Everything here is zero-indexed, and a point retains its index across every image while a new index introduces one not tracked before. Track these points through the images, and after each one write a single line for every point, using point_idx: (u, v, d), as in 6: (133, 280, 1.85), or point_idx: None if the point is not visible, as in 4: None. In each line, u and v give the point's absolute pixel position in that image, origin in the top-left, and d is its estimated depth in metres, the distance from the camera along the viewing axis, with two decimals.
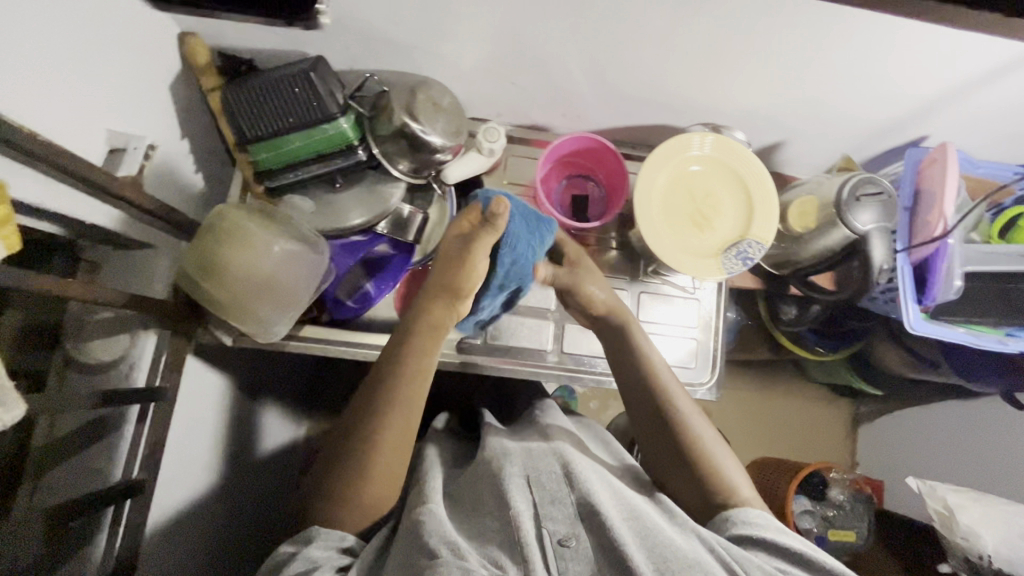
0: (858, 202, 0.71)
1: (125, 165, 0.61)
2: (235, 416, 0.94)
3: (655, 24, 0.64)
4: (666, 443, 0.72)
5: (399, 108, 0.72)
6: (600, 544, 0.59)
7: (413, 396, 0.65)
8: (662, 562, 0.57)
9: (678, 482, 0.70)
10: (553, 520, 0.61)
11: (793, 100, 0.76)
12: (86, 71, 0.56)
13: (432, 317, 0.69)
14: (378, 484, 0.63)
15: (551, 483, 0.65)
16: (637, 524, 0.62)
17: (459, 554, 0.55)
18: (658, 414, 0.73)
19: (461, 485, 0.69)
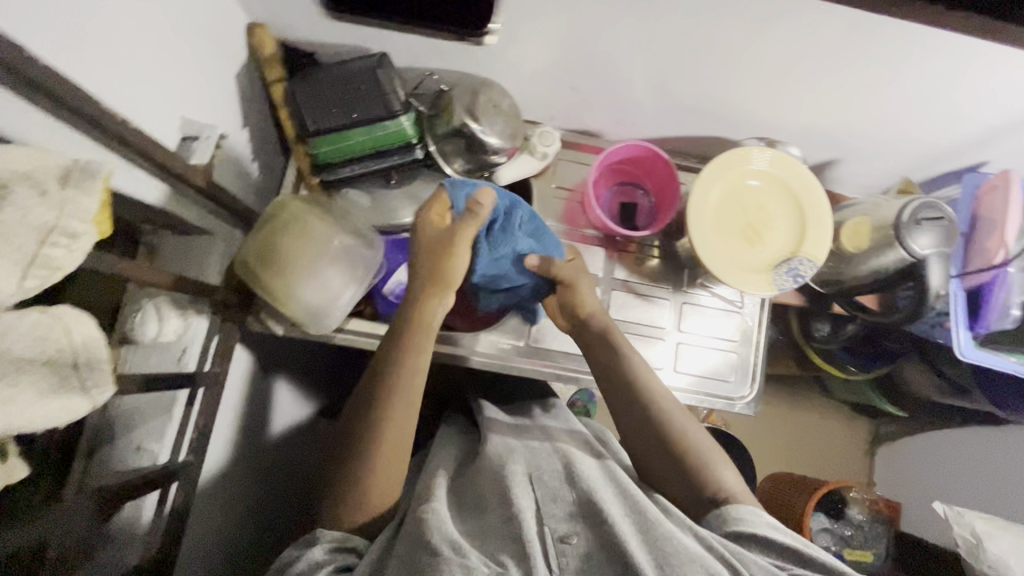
0: (918, 225, 0.71)
1: (198, 153, 0.61)
2: (269, 403, 0.96)
3: (729, 36, 0.64)
4: (656, 442, 0.69)
5: (460, 108, 0.73)
6: (600, 539, 0.59)
7: (408, 402, 0.65)
8: (662, 557, 0.56)
9: (665, 477, 0.68)
10: (555, 518, 0.62)
11: (853, 119, 0.76)
12: (166, 58, 0.57)
13: (421, 318, 0.68)
14: (386, 482, 0.63)
15: (553, 482, 0.66)
16: (637, 518, 0.61)
17: (460, 552, 0.55)
18: (645, 417, 0.71)
19: (462, 483, 0.69)
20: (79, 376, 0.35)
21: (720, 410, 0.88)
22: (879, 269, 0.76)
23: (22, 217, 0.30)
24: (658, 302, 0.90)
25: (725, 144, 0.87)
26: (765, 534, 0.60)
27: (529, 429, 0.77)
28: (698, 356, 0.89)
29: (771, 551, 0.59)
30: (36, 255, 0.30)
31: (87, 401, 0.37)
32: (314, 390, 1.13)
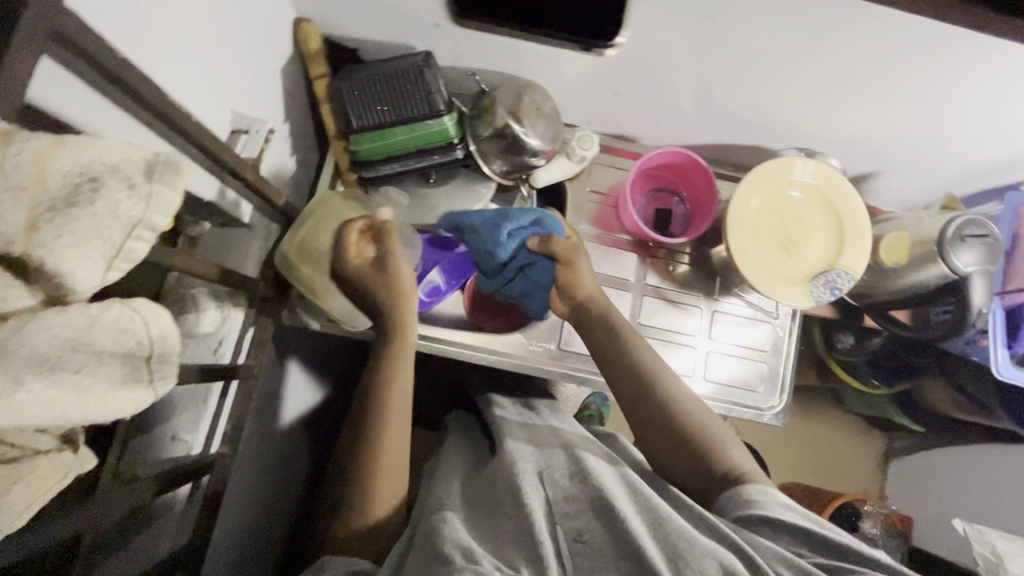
0: (963, 242, 0.71)
1: (246, 146, 0.62)
2: (293, 396, 0.96)
3: (782, 46, 0.63)
4: (661, 424, 0.70)
5: (503, 109, 0.73)
6: (613, 537, 0.56)
7: (405, 406, 0.68)
8: (674, 550, 0.54)
9: (671, 453, 0.69)
10: (568, 518, 0.60)
11: (896, 133, 0.75)
12: (221, 52, 0.57)
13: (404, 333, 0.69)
14: (392, 486, 0.65)
15: (563, 481, 0.65)
16: (648, 514, 0.59)
17: (472, 561, 0.53)
18: (644, 402, 0.70)
19: (475, 489, 0.68)
20: (148, 368, 0.35)
21: (747, 419, 0.88)
22: (918, 284, 0.76)
23: (112, 210, 0.30)
24: (688, 308, 0.89)
25: (763, 153, 0.86)
26: (776, 516, 0.59)
27: (538, 429, 0.78)
28: (727, 365, 0.89)
29: (786, 535, 0.57)
30: (122, 248, 0.30)
31: (152, 393, 0.36)
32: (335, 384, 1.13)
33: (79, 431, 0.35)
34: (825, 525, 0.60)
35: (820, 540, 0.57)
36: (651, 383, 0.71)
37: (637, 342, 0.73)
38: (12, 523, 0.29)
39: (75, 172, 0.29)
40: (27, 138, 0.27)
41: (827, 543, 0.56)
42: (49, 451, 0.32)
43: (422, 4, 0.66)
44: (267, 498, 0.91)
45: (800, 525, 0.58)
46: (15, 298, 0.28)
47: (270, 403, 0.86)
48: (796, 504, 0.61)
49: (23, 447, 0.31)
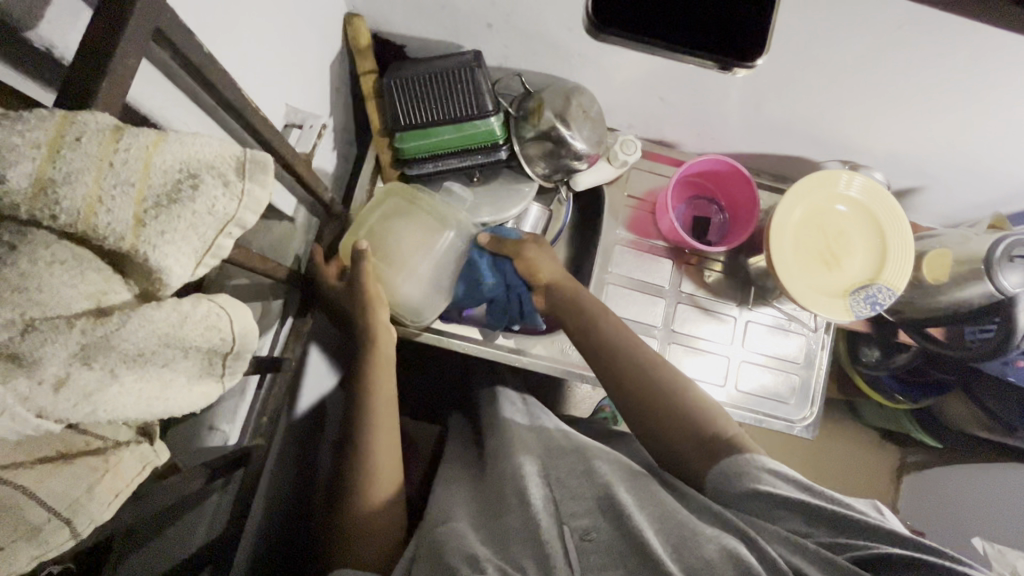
0: (1011, 262, 0.70)
1: (301, 142, 0.61)
2: (316, 386, 0.95)
3: (840, 58, 0.62)
4: (646, 415, 0.67)
5: (551, 112, 0.73)
6: (621, 533, 0.55)
7: (389, 399, 0.70)
8: (681, 543, 0.53)
9: (669, 434, 0.65)
10: (575, 516, 0.59)
11: (944, 150, 0.74)
12: (278, 47, 0.57)
13: (375, 338, 0.72)
14: (389, 481, 0.66)
15: (574, 481, 0.63)
16: (656, 509, 0.58)
17: (479, 568, 0.53)
18: (629, 382, 0.68)
19: (486, 498, 0.67)
20: (223, 363, 0.35)
21: (778, 431, 0.87)
22: (961, 301, 0.75)
23: (208, 207, 0.30)
24: (722, 316, 0.89)
25: (804, 164, 0.86)
26: (772, 491, 0.55)
27: (543, 430, 0.77)
28: (758, 375, 0.88)
29: (782, 510, 0.54)
30: (213, 244, 0.30)
31: (220, 388, 0.36)
32: None
33: (154, 425, 0.35)
34: (822, 490, 0.56)
35: (821, 512, 0.53)
36: (625, 368, 0.69)
37: (608, 327, 0.72)
38: (101, 514, 0.30)
39: (176, 169, 0.29)
40: (135, 133, 0.27)
41: (828, 514, 0.53)
42: (128, 442, 0.32)
43: (476, 3, 0.66)
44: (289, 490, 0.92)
45: (797, 498, 0.54)
46: (115, 292, 0.28)
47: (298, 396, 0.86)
48: (789, 473, 0.57)
49: (106, 438, 0.31)
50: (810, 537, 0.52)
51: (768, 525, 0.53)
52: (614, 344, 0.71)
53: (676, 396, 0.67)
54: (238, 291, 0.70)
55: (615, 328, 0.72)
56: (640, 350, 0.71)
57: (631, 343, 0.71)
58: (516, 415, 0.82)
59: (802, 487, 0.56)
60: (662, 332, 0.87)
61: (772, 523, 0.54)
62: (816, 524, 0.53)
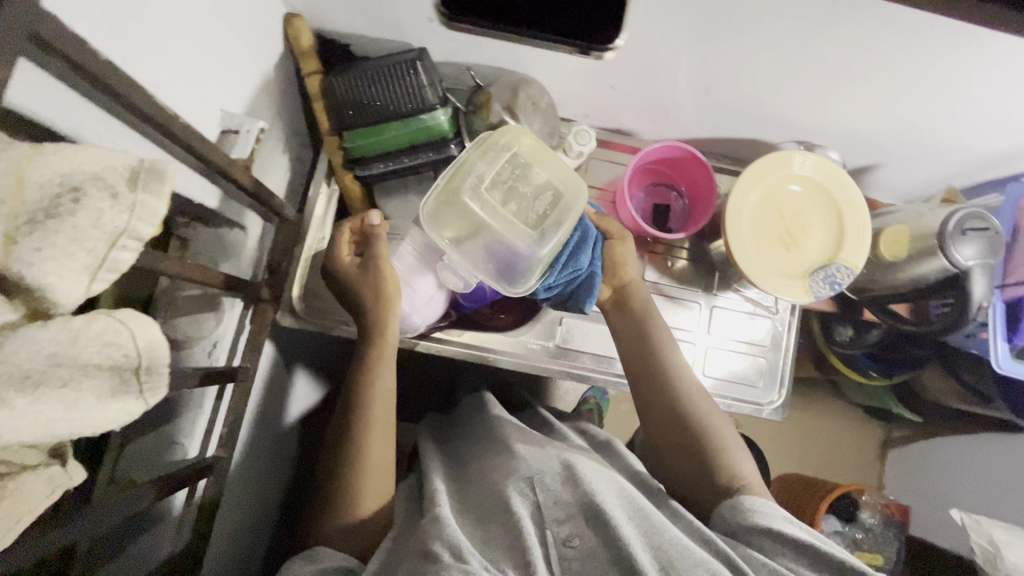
0: (963, 235, 0.69)
1: (238, 147, 0.60)
2: (286, 393, 0.95)
3: (781, 40, 0.62)
4: (680, 438, 0.69)
5: (500, 106, 0.72)
6: (604, 544, 0.57)
7: (389, 391, 0.70)
8: (667, 560, 0.55)
9: (680, 459, 0.69)
10: (557, 521, 0.60)
11: (896, 129, 0.74)
12: (202, 52, 0.56)
13: (383, 333, 0.70)
14: (378, 480, 0.65)
15: (555, 483, 0.63)
16: (642, 522, 0.59)
17: (461, 558, 0.53)
18: (658, 391, 0.72)
19: (468, 495, 0.66)
20: (138, 380, 0.34)
21: (747, 415, 0.87)
22: (918, 278, 0.75)
23: (94, 219, 0.29)
24: (687, 303, 0.89)
25: (764, 147, 0.85)
26: (777, 530, 0.58)
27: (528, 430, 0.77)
28: (726, 360, 0.88)
29: (783, 547, 0.57)
30: (106, 260, 0.30)
31: (143, 405, 0.36)
32: (330, 384, 1.12)
33: (67, 445, 0.35)
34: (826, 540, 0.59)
35: (821, 554, 0.56)
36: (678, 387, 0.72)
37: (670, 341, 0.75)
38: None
39: (56, 180, 0.28)
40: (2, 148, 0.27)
41: (828, 557, 0.56)
42: (34, 467, 0.32)
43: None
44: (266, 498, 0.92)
45: (802, 540, 0.57)
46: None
47: (264, 402, 0.85)
48: (800, 519, 0.60)
49: (11, 463, 0.31)
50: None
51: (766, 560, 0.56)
52: (655, 352, 0.74)
53: (695, 413, 0.70)
54: (191, 302, 0.69)
55: (665, 337, 0.75)
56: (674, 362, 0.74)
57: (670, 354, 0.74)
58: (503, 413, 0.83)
59: (806, 531, 0.59)
60: None
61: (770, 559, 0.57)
62: (812, 564, 0.56)
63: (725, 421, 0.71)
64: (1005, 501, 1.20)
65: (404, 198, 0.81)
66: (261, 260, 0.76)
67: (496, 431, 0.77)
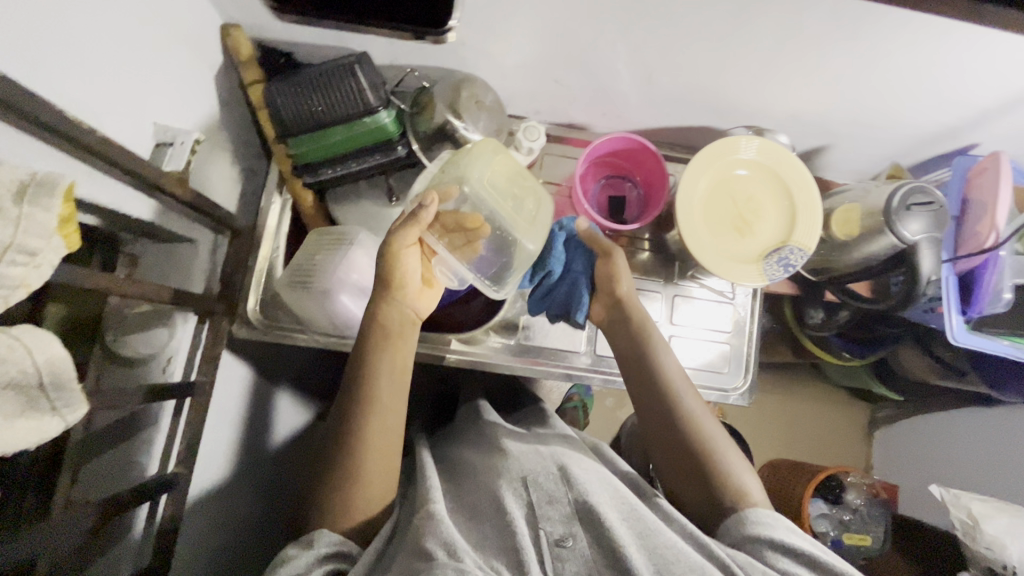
0: (908, 211, 0.69)
1: (171, 159, 0.61)
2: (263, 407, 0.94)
3: (707, 27, 0.62)
4: (681, 453, 0.68)
5: (443, 105, 0.72)
6: (598, 544, 0.57)
7: (395, 393, 0.66)
8: (663, 563, 0.55)
9: (682, 474, 0.68)
10: (550, 520, 0.60)
11: (841, 110, 0.74)
12: (126, 67, 0.56)
13: (390, 331, 0.67)
14: (380, 487, 0.63)
15: (549, 484, 0.63)
16: (635, 524, 0.59)
17: (455, 557, 0.53)
18: (660, 405, 0.71)
19: (463, 494, 0.65)
20: (47, 398, 0.36)
21: (714, 402, 0.88)
22: (870, 255, 0.76)
23: None
24: (650, 294, 0.89)
25: (715, 134, 0.85)
26: (780, 539, 0.57)
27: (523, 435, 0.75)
28: (690, 348, 0.88)
29: (785, 556, 0.56)
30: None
31: (61, 423, 0.37)
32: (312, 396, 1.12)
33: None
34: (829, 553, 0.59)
35: (823, 563, 0.56)
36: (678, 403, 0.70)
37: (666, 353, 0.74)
38: None
39: None
40: None
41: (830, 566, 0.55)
42: None
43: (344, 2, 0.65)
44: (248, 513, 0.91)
45: (806, 551, 0.56)
46: None
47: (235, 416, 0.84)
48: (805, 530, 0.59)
49: None
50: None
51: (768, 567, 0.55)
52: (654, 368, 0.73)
53: (695, 426, 0.69)
54: (142, 319, 0.69)
55: (663, 349, 0.74)
56: (673, 375, 0.72)
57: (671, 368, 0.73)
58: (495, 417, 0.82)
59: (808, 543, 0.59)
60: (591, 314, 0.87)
61: (770, 566, 0.56)
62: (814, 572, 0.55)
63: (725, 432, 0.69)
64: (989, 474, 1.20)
65: (358, 203, 0.80)
66: (214, 273, 0.76)
67: (495, 432, 0.75)
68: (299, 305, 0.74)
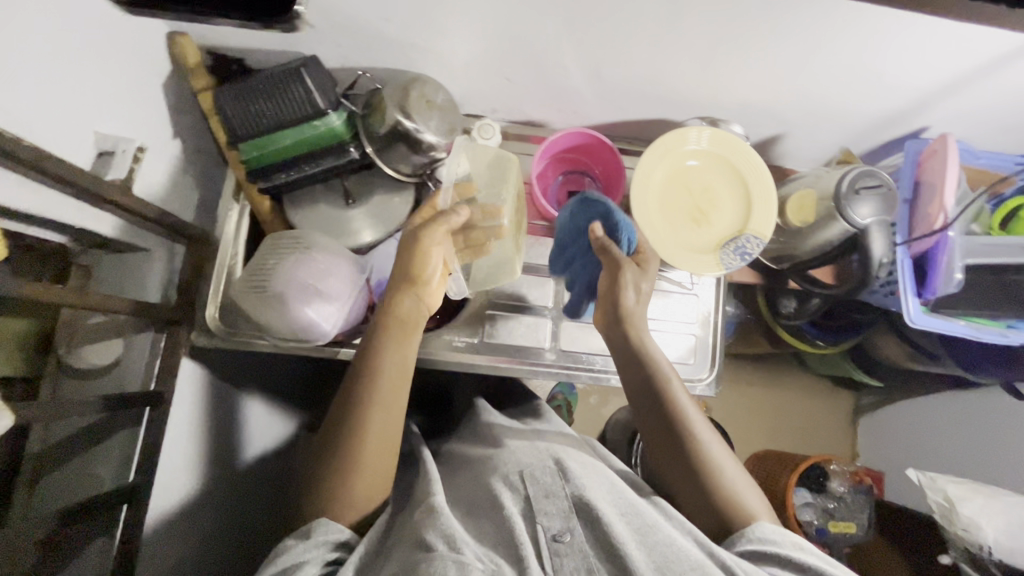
0: (857, 195, 0.70)
1: (114, 168, 0.62)
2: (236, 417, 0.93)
3: (647, 20, 0.63)
4: (686, 471, 0.65)
5: (393, 106, 0.71)
6: (594, 539, 0.58)
7: (397, 373, 0.64)
8: (664, 561, 0.55)
9: (688, 495, 0.65)
10: (548, 515, 0.59)
11: (790, 98, 0.75)
12: (64, 77, 0.56)
13: (407, 333, 0.66)
14: (373, 489, 0.62)
15: (545, 477, 0.63)
16: (634, 520, 0.59)
17: (455, 547, 0.54)
18: (664, 426, 0.68)
19: (463, 488, 0.67)
20: None
21: None
22: (824, 243, 0.77)
23: None
24: None
25: (671, 126, 0.86)
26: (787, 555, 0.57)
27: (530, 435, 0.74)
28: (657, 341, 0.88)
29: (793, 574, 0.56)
30: None
31: None
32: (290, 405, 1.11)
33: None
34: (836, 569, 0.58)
35: None
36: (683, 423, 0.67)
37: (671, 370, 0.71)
38: None
39: None
40: None
41: None
42: None
43: None
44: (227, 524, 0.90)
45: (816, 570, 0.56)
46: None
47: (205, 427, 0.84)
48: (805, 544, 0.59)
49: None
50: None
51: None
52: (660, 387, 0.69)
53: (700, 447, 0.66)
54: (96, 331, 0.69)
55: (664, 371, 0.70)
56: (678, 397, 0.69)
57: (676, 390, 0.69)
58: (499, 419, 0.80)
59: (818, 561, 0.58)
60: (553, 311, 0.87)
61: None
62: None
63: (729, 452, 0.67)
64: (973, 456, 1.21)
65: (315, 207, 0.79)
66: (171, 282, 0.75)
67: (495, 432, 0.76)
68: (260, 310, 0.70)
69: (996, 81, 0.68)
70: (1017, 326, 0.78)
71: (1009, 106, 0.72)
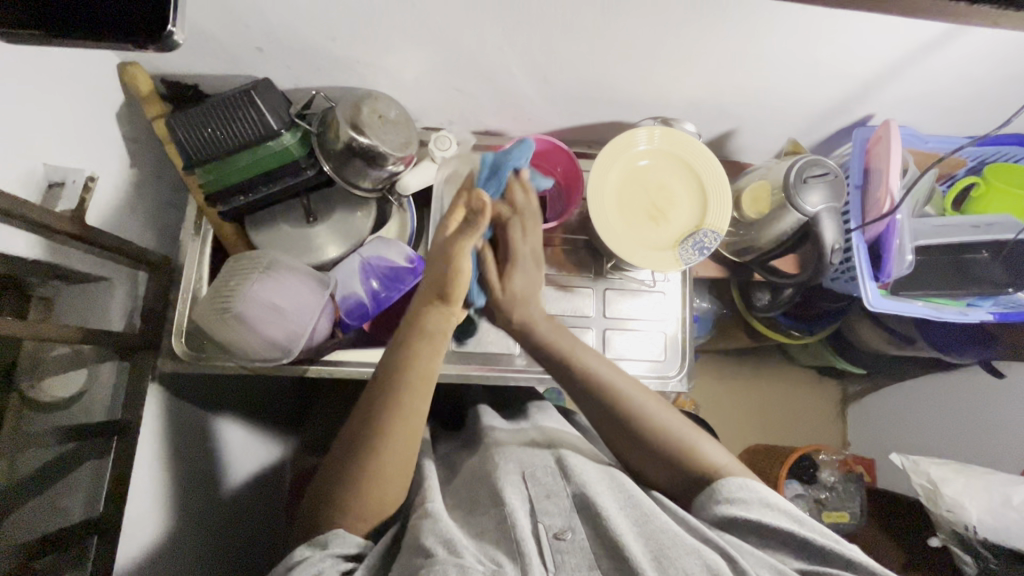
0: (806, 183, 0.73)
1: (64, 200, 0.62)
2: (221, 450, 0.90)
3: (584, 25, 0.65)
4: (687, 484, 0.62)
5: (344, 123, 0.71)
6: (594, 533, 0.57)
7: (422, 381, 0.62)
8: (660, 548, 0.54)
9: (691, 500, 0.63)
10: (549, 514, 0.59)
11: (736, 93, 0.76)
12: (11, 111, 0.56)
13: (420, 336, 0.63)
14: (383, 505, 0.60)
15: (547, 477, 0.62)
16: (634, 511, 0.59)
17: (454, 552, 0.53)
18: (596, 399, 0.66)
19: (457, 491, 0.65)
20: None
21: (655, 389, 0.88)
22: (779, 231, 0.78)
23: None
24: (582, 291, 0.89)
25: (625, 126, 0.87)
26: (755, 520, 0.56)
27: (523, 430, 0.73)
28: (628, 340, 0.89)
29: (771, 532, 0.56)
30: None
31: None
32: (278, 430, 1.09)
33: None
34: (804, 521, 0.58)
35: (808, 544, 0.56)
36: (676, 449, 0.63)
37: (650, 409, 0.66)
38: None
39: None
40: None
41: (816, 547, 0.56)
42: None
43: (234, 30, 0.66)
44: (209, 552, 0.87)
45: (784, 529, 0.56)
46: None
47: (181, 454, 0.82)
48: (777, 502, 0.58)
49: None
50: (790, 564, 0.55)
51: (745, 547, 0.55)
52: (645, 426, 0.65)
53: (660, 429, 0.64)
54: (60, 361, 0.68)
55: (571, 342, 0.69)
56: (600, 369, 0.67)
57: (592, 362, 0.68)
58: (498, 418, 0.76)
59: (787, 516, 0.58)
60: None
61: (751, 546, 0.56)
62: (795, 552, 0.56)
63: (676, 412, 0.67)
64: (965, 435, 1.21)
65: (275, 227, 0.80)
66: (135, 309, 0.75)
67: (484, 428, 0.74)
68: (221, 329, 0.70)
69: (932, 64, 0.69)
70: (977, 304, 0.82)
71: (947, 89, 0.74)
